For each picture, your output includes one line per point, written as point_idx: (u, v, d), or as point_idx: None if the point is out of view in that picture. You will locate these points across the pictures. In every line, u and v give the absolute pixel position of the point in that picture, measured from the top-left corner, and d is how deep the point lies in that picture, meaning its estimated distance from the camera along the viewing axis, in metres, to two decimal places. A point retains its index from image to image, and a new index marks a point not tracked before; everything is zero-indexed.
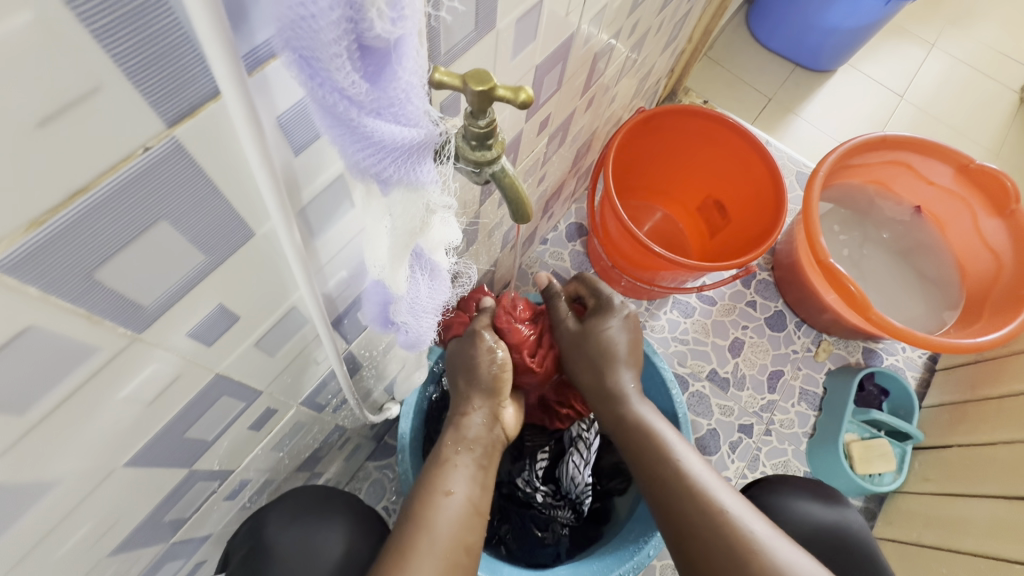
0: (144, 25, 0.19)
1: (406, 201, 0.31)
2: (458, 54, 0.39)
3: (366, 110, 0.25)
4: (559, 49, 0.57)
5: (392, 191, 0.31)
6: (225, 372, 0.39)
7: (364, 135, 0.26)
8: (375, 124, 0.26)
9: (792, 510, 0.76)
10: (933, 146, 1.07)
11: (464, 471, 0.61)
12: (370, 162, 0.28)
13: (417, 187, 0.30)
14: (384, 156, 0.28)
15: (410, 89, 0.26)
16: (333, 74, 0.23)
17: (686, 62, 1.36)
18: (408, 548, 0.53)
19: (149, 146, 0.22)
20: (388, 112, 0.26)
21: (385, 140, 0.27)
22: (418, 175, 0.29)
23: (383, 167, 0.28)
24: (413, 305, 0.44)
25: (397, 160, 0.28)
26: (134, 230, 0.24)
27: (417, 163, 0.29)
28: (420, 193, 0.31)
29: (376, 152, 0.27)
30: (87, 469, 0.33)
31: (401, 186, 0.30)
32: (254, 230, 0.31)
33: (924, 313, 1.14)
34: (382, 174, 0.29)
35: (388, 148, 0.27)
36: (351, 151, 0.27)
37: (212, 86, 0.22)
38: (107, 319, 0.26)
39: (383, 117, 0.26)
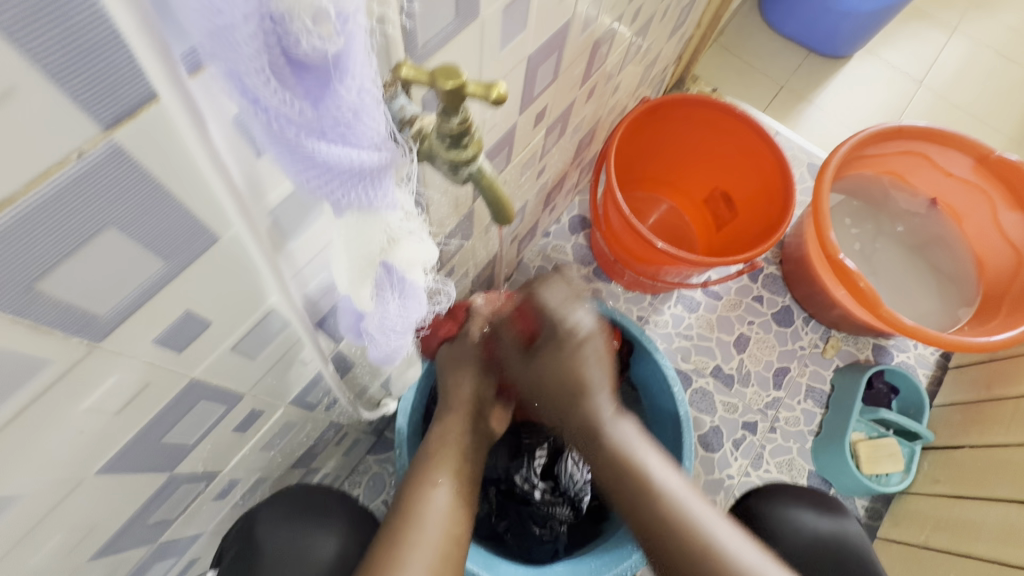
0: (64, 22, 0.17)
1: (361, 225, 0.30)
2: (438, 46, 0.37)
3: (308, 133, 0.23)
4: (554, 37, 0.54)
5: (347, 212, 0.29)
6: (201, 377, 0.38)
7: (304, 155, 0.24)
8: (318, 146, 0.24)
9: (790, 519, 0.75)
10: (951, 136, 1.03)
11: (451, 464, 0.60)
12: (317, 184, 0.26)
13: (371, 210, 0.29)
14: (332, 177, 0.26)
15: (358, 106, 0.24)
16: (261, 92, 0.21)
17: (694, 48, 1.32)
18: (400, 541, 0.52)
19: (85, 151, 0.21)
20: (335, 133, 0.24)
21: (331, 163, 0.25)
22: (370, 197, 0.28)
23: (331, 188, 0.26)
24: (383, 323, 0.41)
25: (346, 180, 0.26)
26: (76, 239, 0.23)
27: (368, 183, 0.27)
28: (376, 217, 0.30)
29: (322, 174, 0.25)
30: (56, 478, 0.33)
31: (354, 208, 0.28)
32: (218, 234, 0.30)
33: (938, 310, 1.11)
34: (332, 196, 0.27)
35: (334, 171, 0.25)
36: (293, 170, 0.25)
37: (149, 86, 0.21)
38: (58, 330, 0.25)
39: (330, 139, 0.24)
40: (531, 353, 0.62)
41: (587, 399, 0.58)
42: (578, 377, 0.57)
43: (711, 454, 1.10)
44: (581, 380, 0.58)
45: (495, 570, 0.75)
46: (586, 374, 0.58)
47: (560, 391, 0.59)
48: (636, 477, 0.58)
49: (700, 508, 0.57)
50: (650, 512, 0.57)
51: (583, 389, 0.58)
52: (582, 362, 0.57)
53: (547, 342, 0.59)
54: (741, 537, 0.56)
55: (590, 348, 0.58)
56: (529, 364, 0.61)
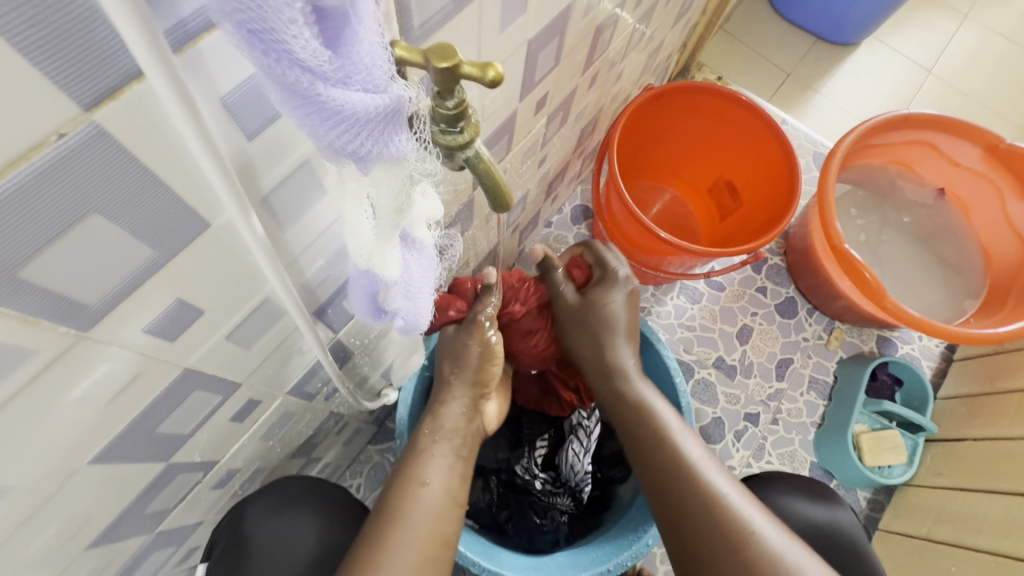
0: None
1: (389, 177, 0.28)
2: (434, 27, 0.36)
3: (331, 81, 0.23)
4: (556, 21, 0.53)
5: (372, 167, 0.27)
6: (195, 367, 0.38)
7: (334, 110, 0.23)
8: (344, 95, 0.23)
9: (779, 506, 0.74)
10: (961, 125, 1.01)
11: (441, 462, 0.59)
12: (345, 141, 0.24)
13: (398, 160, 0.27)
14: (360, 131, 0.24)
15: (374, 51, 0.23)
16: (290, 42, 0.20)
17: (700, 35, 1.30)
18: (383, 542, 0.51)
19: (64, 133, 0.20)
20: (355, 80, 0.23)
21: (358, 112, 0.23)
22: (395, 147, 0.26)
23: (359, 143, 0.25)
24: (407, 288, 0.41)
25: (374, 135, 0.25)
26: (59, 225, 0.22)
27: (393, 134, 0.25)
28: (402, 165, 0.28)
29: (350, 128, 0.24)
30: (49, 468, 0.32)
31: (381, 161, 0.27)
32: (209, 221, 0.29)
33: (943, 302, 1.10)
34: (359, 152, 0.25)
35: (362, 122, 0.24)
36: (322, 131, 0.24)
37: (134, 64, 0.20)
38: (45, 319, 0.25)
39: (351, 86, 0.23)
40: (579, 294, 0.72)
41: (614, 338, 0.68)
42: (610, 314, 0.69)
43: (712, 445, 1.10)
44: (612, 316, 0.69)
45: (496, 559, 0.75)
46: (614, 321, 0.69)
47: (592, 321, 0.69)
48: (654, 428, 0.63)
49: (721, 481, 0.57)
50: (661, 463, 0.60)
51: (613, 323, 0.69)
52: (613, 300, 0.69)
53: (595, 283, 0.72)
54: (768, 521, 0.55)
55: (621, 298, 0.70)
56: (579, 297, 0.71)
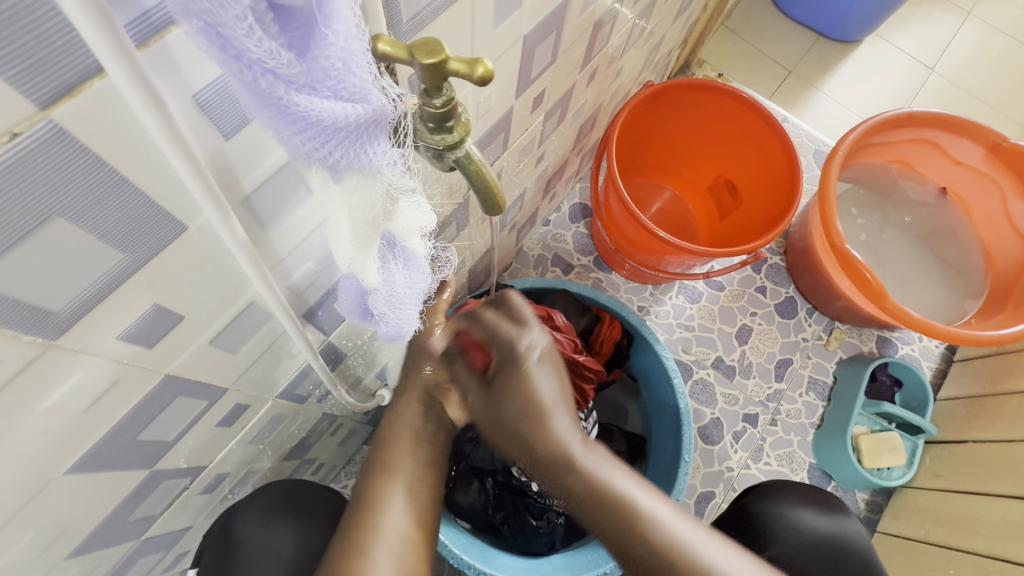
0: None
1: (361, 188, 0.27)
2: (425, 21, 0.34)
3: (297, 86, 0.21)
4: (552, 16, 0.52)
5: (346, 179, 0.26)
6: (177, 372, 0.37)
7: (298, 116, 0.22)
8: (309, 101, 0.22)
9: (790, 517, 0.74)
10: (964, 123, 1.00)
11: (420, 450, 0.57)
12: (313, 147, 0.23)
13: (371, 172, 0.26)
14: (328, 137, 0.23)
15: (349, 56, 0.21)
16: (243, 43, 0.18)
17: (701, 31, 1.28)
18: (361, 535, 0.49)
19: (18, 132, 0.18)
20: (325, 86, 0.22)
21: (325, 119, 0.22)
22: (370, 157, 0.25)
23: (328, 150, 0.24)
24: (390, 296, 0.40)
25: (344, 142, 0.24)
26: (19, 230, 0.21)
27: (366, 142, 0.24)
28: (376, 177, 0.27)
29: (317, 134, 0.23)
30: (20, 479, 0.31)
31: (353, 172, 0.26)
32: (186, 224, 0.28)
33: (943, 302, 1.09)
34: (329, 160, 0.24)
35: (330, 129, 0.23)
36: (287, 136, 0.23)
37: (92, 59, 0.19)
38: (9, 328, 0.23)
39: (320, 92, 0.22)
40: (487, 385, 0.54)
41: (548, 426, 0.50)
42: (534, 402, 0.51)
43: (710, 446, 1.09)
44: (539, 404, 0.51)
45: (491, 562, 0.74)
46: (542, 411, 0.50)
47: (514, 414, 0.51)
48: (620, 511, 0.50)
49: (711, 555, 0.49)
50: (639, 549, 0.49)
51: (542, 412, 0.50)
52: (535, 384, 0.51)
53: (500, 366, 0.53)
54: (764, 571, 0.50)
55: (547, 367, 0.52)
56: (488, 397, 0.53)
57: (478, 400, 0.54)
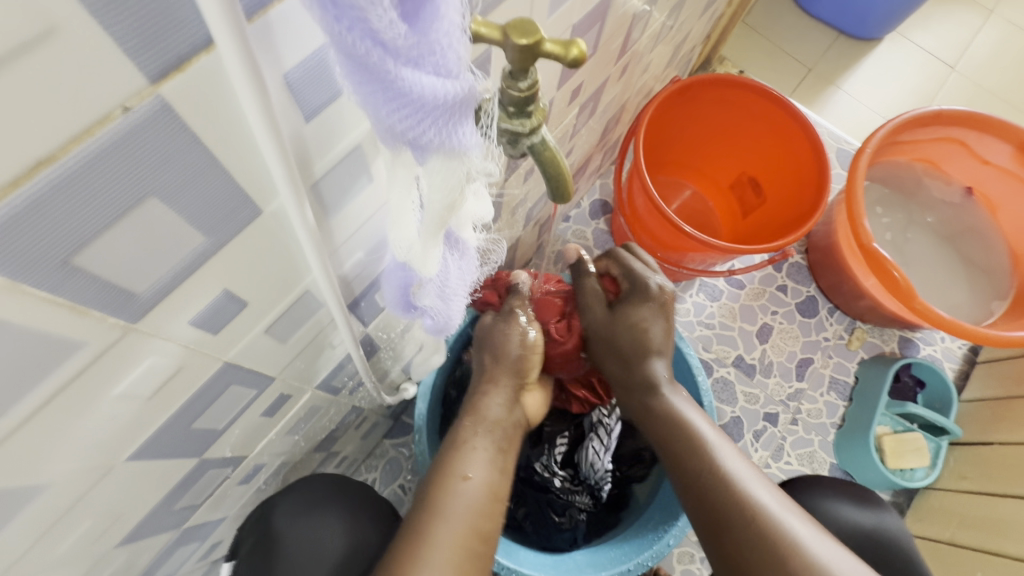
0: None
1: (446, 171, 0.26)
2: (492, 8, 0.34)
3: (402, 60, 0.21)
4: (599, 7, 0.51)
5: (430, 160, 0.26)
6: (234, 361, 0.36)
7: (400, 91, 0.22)
8: (414, 76, 0.21)
9: (830, 514, 0.73)
10: (992, 122, 0.98)
11: (483, 455, 0.57)
12: (407, 125, 0.23)
13: (458, 155, 0.26)
14: (423, 115, 0.23)
15: (454, 32, 0.21)
16: (365, 11, 0.18)
17: (724, 27, 1.27)
18: (423, 538, 0.50)
19: (129, 107, 0.18)
20: (428, 61, 0.21)
21: (425, 96, 0.22)
22: (459, 139, 0.25)
23: (421, 129, 0.23)
24: (442, 287, 0.40)
25: (437, 121, 0.23)
26: (117, 208, 0.21)
27: (457, 124, 0.24)
28: (462, 160, 0.26)
29: (414, 112, 0.23)
30: (85, 466, 0.31)
31: (439, 153, 0.25)
32: (261, 208, 0.27)
33: (968, 302, 1.07)
34: (420, 140, 0.24)
35: (428, 107, 0.22)
36: (383, 112, 0.23)
37: (205, 31, 0.18)
38: (95, 310, 0.23)
39: (422, 68, 0.21)
40: (609, 308, 0.66)
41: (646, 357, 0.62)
42: (643, 332, 0.62)
43: None
44: (646, 336, 0.62)
45: (515, 556, 0.73)
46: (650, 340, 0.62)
47: (626, 334, 0.63)
48: (687, 438, 0.60)
49: (770, 500, 0.55)
50: (706, 481, 0.57)
51: (647, 345, 0.62)
52: (650, 322, 0.62)
53: (632, 290, 0.65)
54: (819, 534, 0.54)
55: (662, 312, 0.63)
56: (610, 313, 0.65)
57: (604, 312, 0.65)
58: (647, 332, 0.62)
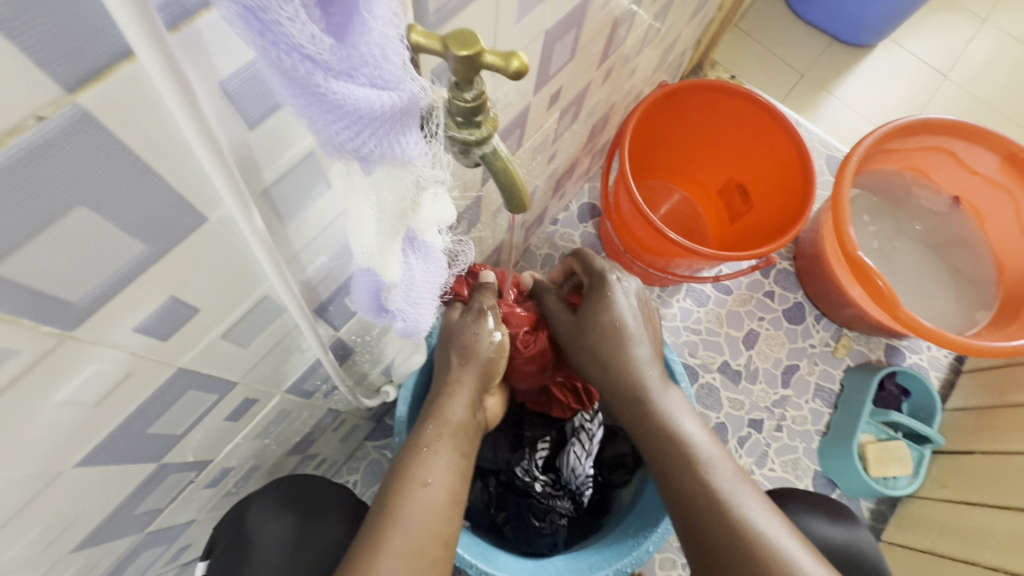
0: None
1: (392, 179, 0.26)
2: (450, 14, 0.33)
3: (334, 73, 0.20)
4: (573, 12, 0.51)
5: (375, 169, 0.26)
6: (190, 366, 0.36)
7: (335, 104, 0.21)
8: (346, 89, 0.21)
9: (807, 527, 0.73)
10: (980, 131, 0.98)
11: (443, 460, 0.56)
12: (346, 137, 0.23)
13: (403, 163, 0.25)
14: (362, 127, 0.22)
15: (387, 42, 0.21)
16: (286, 27, 0.18)
17: (715, 32, 1.27)
18: (381, 545, 0.49)
19: (44, 116, 0.18)
20: (362, 73, 0.21)
21: (361, 108, 0.22)
22: (403, 149, 0.24)
23: (362, 141, 0.23)
24: (408, 292, 0.39)
25: (378, 132, 0.23)
26: (40, 217, 0.20)
27: (400, 134, 0.24)
28: (407, 168, 0.26)
29: (352, 124, 0.22)
30: (28, 474, 0.31)
31: (384, 163, 0.25)
32: (205, 215, 0.27)
33: (954, 312, 1.07)
34: (361, 151, 0.24)
35: (366, 118, 0.22)
36: (320, 125, 0.22)
37: (123, 43, 0.18)
38: (23, 318, 0.23)
39: (356, 79, 0.21)
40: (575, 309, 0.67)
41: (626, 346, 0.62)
42: (616, 328, 0.62)
43: None
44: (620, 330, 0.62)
45: (492, 561, 0.73)
46: (621, 332, 0.62)
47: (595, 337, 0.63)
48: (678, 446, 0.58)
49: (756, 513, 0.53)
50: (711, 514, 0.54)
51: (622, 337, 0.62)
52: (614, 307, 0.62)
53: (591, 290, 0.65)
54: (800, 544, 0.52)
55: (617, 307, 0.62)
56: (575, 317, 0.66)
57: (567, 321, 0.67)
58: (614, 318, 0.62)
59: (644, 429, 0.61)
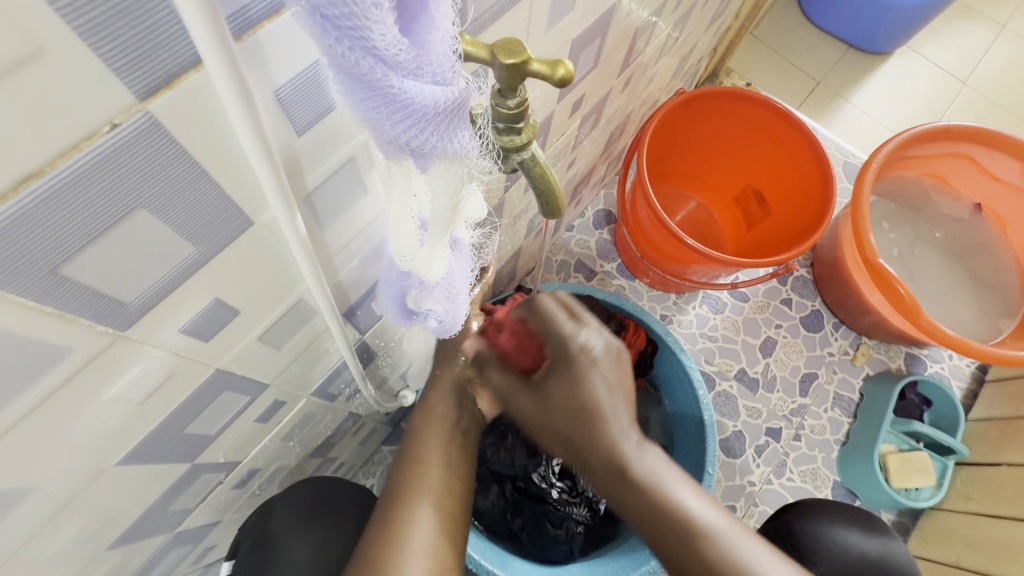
0: None
1: (449, 174, 0.27)
2: (486, 23, 0.34)
3: (404, 72, 0.21)
4: (599, 21, 0.51)
5: (433, 167, 0.26)
6: (226, 367, 0.37)
7: (405, 103, 0.22)
8: (415, 87, 0.22)
9: (834, 538, 0.72)
10: (1002, 138, 0.97)
11: (449, 444, 0.58)
12: (412, 135, 0.23)
13: (459, 157, 0.26)
14: (428, 125, 0.23)
15: (446, 40, 0.22)
16: (370, 27, 0.19)
17: (731, 40, 1.28)
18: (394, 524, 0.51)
19: (117, 123, 0.19)
20: (426, 71, 0.22)
21: (428, 105, 0.22)
22: (459, 144, 0.25)
23: (425, 138, 0.24)
24: (448, 289, 0.39)
25: (439, 129, 0.24)
26: (104, 221, 0.21)
27: (457, 129, 0.24)
28: (463, 162, 0.26)
29: (418, 122, 0.23)
30: (73, 472, 0.31)
31: (442, 159, 0.26)
32: (252, 218, 0.28)
33: (977, 321, 1.06)
34: (423, 148, 0.24)
35: (431, 115, 0.23)
36: (388, 127, 0.23)
37: (192, 52, 0.19)
38: (83, 318, 0.24)
39: (421, 78, 0.22)
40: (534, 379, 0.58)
41: (606, 424, 0.55)
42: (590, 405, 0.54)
43: (732, 460, 1.07)
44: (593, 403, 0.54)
45: (510, 568, 0.72)
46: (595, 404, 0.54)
47: (582, 410, 0.54)
48: (674, 525, 0.54)
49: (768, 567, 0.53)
50: None
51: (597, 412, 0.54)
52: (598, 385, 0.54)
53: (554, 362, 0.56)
54: None
55: (605, 370, 0.54)
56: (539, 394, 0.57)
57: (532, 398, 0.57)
58: (590, 398, 0.54)
59: (627, 504, 0.56)
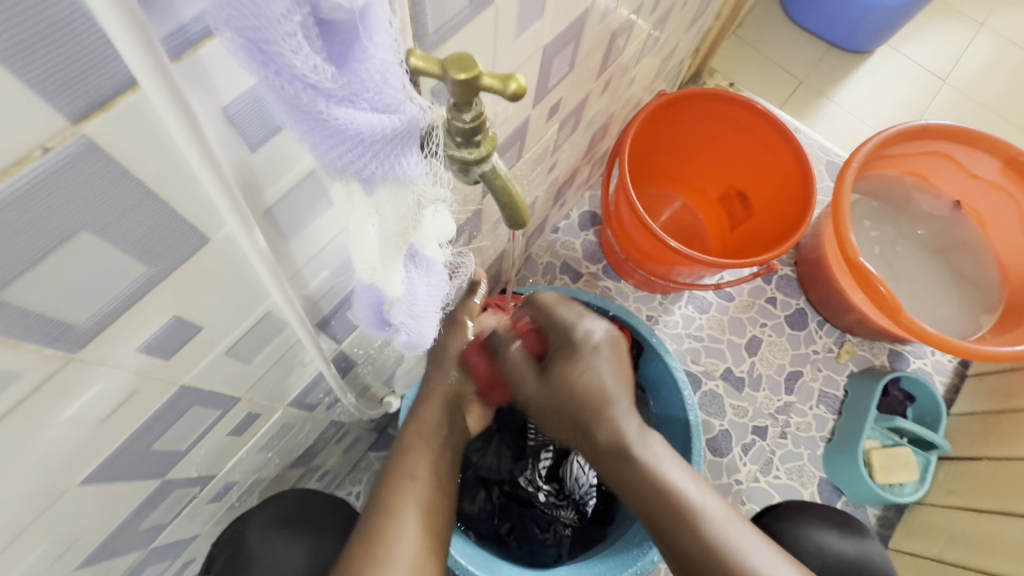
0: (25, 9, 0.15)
1: (394, 200, 0.27)
2: (449, 34, 0.34)
3: (336, 99, 0.21)
4: (571, 26, 0.51)
5: (377, 190, 0.26)
6: (193, 383, 0.36)
7: (337, 130, 0.21)
8: (348, 114, 0.21)
9: (816, 540, 0.73)
10: (979, 136, 0.98)
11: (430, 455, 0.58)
12: (348, 160, 0.23)
13: (404, 182, 0.25)
14: (364, 150, 0.23)
15: (387, 68, 0.21)
16: (289, 58, 0.18)
17: (713, 40, 1.28)
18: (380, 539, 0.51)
19: (50, 146, 0.18)
20: (363, 98, 0.22)
21: (362, 132, 0.22)
22: (404, 169, 0.25)
23: (363, 163, 0.23)
24: (412, 305, 0.39)
25: (379, 154, 0.23)
26: (44, 244, 0.21)
27: (399, 154, 0.24)
28: (408, 187, 0.26)
29: (354, 148, 0.22)
30: (32, 494, 0.31)
31: (386, 183, 0.25)
32: (208, 235, 0.27)
33: (957, 317, 1.07)
34: (363, 173, 0.24)
35: (368, 141, 0.22)
36: (322, 150, 0.22)
37: (127, 73, 0.18)
38: (29, 341, 0.23)
39: (358, 104, 0.22)
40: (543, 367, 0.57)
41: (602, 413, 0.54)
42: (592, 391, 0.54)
43: (719, 459, 1.07)
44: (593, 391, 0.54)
45: (497, 573, 0.72)
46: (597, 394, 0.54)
47: (572, 403, 0.55)
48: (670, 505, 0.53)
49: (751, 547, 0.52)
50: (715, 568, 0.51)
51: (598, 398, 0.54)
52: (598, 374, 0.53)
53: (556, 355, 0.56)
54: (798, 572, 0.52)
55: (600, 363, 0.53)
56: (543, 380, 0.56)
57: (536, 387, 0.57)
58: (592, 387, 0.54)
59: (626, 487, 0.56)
